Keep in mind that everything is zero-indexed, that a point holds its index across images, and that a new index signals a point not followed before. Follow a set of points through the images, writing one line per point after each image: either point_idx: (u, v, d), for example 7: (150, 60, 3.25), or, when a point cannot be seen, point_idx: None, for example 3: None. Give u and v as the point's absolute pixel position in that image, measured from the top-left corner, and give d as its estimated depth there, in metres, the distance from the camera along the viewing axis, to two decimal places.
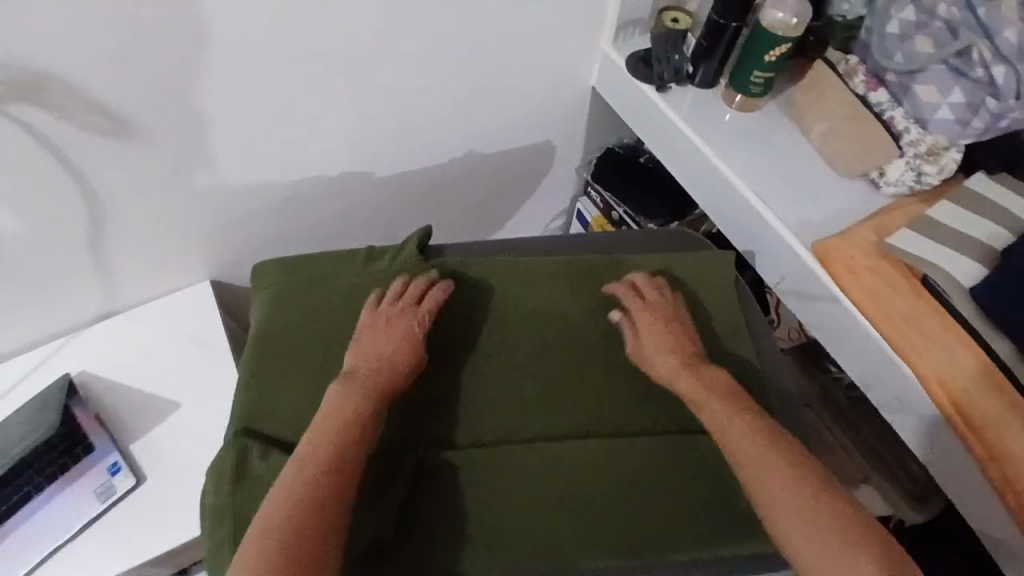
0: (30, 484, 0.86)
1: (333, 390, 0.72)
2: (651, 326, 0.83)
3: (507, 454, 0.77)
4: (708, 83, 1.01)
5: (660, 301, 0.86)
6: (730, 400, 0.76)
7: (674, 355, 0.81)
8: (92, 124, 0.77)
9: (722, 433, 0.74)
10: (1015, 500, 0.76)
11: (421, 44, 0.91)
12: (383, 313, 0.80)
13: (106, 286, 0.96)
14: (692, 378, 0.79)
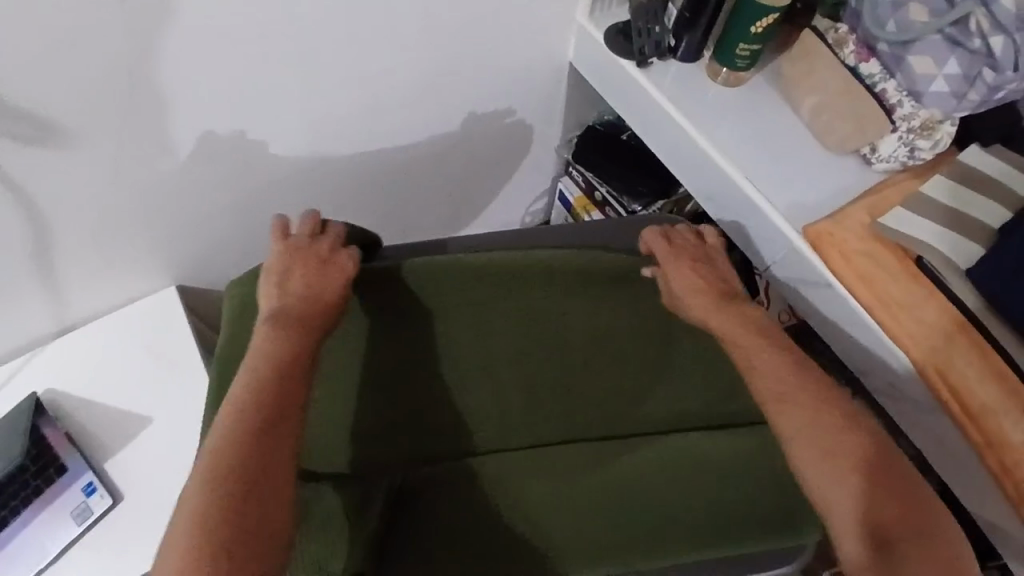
0: (6, 508, 0.84)
1: (257, 337, 0.69)
2: (681, 265, 0.83)
3: (497, 465, 0.76)
4: (690, 57, 0.96)
5: (688, 246, 0.86)
6: (761, 335, 0.78)
7: (706, 295, 0.81)
8: (27, 134, 0.72)
9: (750, 365, 0.76)
10: (1014, 487, 0.75)
11: (384, 26, 0.85)
12: (306, 249, 0.76)
13: (62, 298, 0.92)
14: (727, 316, 0.80)
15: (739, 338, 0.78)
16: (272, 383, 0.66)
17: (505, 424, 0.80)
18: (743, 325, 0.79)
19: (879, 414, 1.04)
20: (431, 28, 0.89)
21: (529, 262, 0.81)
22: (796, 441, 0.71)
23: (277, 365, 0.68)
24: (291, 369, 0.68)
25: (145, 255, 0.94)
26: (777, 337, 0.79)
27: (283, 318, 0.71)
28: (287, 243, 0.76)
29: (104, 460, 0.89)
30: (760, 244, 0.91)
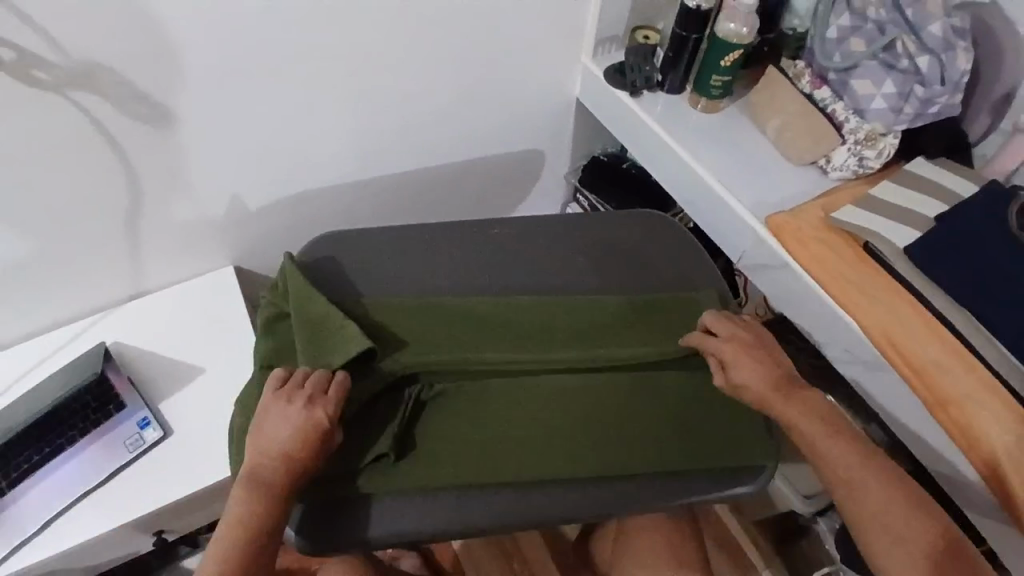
0: (65, 436, 0.96)
1: (238, 487, 0.74)
2: (743, 362, 0.85)
3: (496, 390, 0.85)
4: (675, 91, 1.14)
5: (743, 335, 0.87)
6: (826, 422, 0.81)
7: (764, 384, 0.83)
8: (138, 113, 0.90)
9: (817, 448, 0.80)
10: (947, 416, 0.85)
11: (426, 52, 1.05)
12: (279, 404, 0.77)
13: (137, 269, 1.07)
14: (789, 404, 0.82)
15: (806, 424, 0.81)
16: (247, 526, 0.73)
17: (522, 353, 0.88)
18: (810, 413, 0.82)
19: (855, 405, 1.13)
20: (461, 57, 1.09)
21: (542, 301, 0.92)
22: (865, 526, 0.76)
23: (255, 514, 0.73)
24: (263, 518, 0.73)
25: (210, 236, 1.10)
26: (844, 427, 0.82)
27: (256, 466, 0.75)
28: (275, 391, 0.79)
29: (159, 401, 1.01)
30: (731, 240, 1.04)
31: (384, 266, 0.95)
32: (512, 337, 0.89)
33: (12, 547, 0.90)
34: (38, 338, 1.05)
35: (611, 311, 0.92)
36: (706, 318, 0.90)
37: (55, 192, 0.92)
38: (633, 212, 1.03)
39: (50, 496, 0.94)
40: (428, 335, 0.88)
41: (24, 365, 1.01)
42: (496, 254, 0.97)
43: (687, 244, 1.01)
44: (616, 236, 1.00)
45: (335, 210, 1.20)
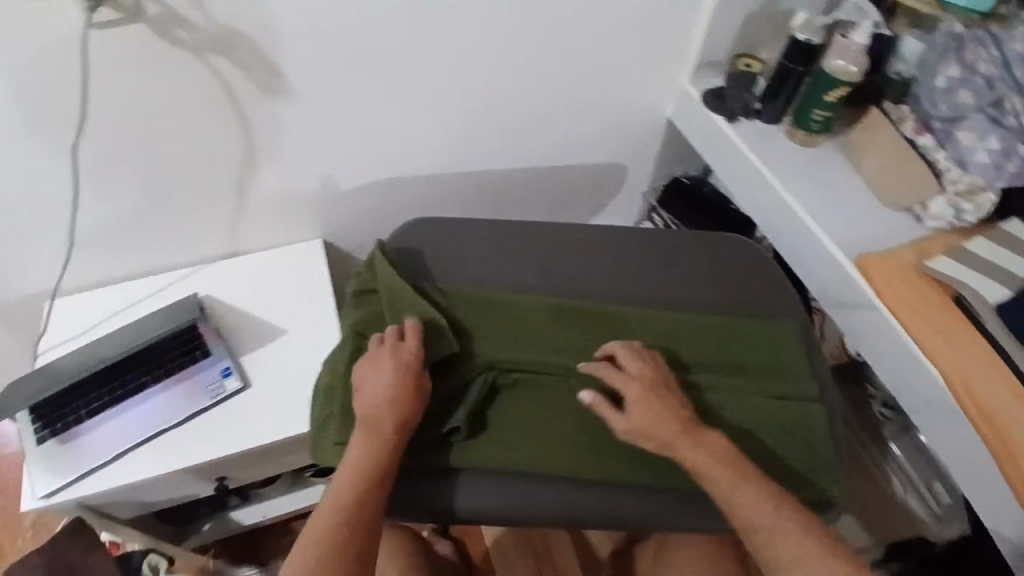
0: (150, 374, 1.01)
1: (359, 440, 0.79)
2: (646, 402, 0.82)
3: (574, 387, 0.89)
4: (772, 119, 1.14)
5: (648, 372, 0.85)
6: (734, 466, 0.78)
7: (667, 424, 0.80)
8: (261, 82, 0.95)
9: (730, 496, 0.77)
10: (1013, 471, 0.84)
11: (533, 56, 1.08)
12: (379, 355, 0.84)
13: (234, 229, 1.12)
14: (693, 447, 0.79)
15: (712, 469, 0.78)
16: (374, 465, 0.78)
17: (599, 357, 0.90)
18: (718, 457, 0.79)
19: (920, 459, 1.10)
20: (565, 66, 1.12)
21: (624, 312, 0.93)
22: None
23: (380, 460, 0.78)
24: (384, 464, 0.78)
25: (303, 207, 1.15)
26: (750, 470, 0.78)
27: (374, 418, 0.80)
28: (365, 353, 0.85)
29: (241, 353, 1.05)
30: (812, 271, 1.04)
31: (469, 256, 0.99)
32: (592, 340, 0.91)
33: (88, 470, 0.95)
34: (138, 279, 1.11)
35: (697, 328, 0.91)
36: (610, 346, 0.88)
37: (178, 145, 0.97)
38: (721, 234, 1.04)
39: (125, 429, 0.98)
40: (510, 327, 0.91)
41: (119, 304, 1.07)
42: (578, 258, 1.00)
43: (774, 274, 1.01)
44: (699, 255, 1.01)
45: (422, 197, 1.23)
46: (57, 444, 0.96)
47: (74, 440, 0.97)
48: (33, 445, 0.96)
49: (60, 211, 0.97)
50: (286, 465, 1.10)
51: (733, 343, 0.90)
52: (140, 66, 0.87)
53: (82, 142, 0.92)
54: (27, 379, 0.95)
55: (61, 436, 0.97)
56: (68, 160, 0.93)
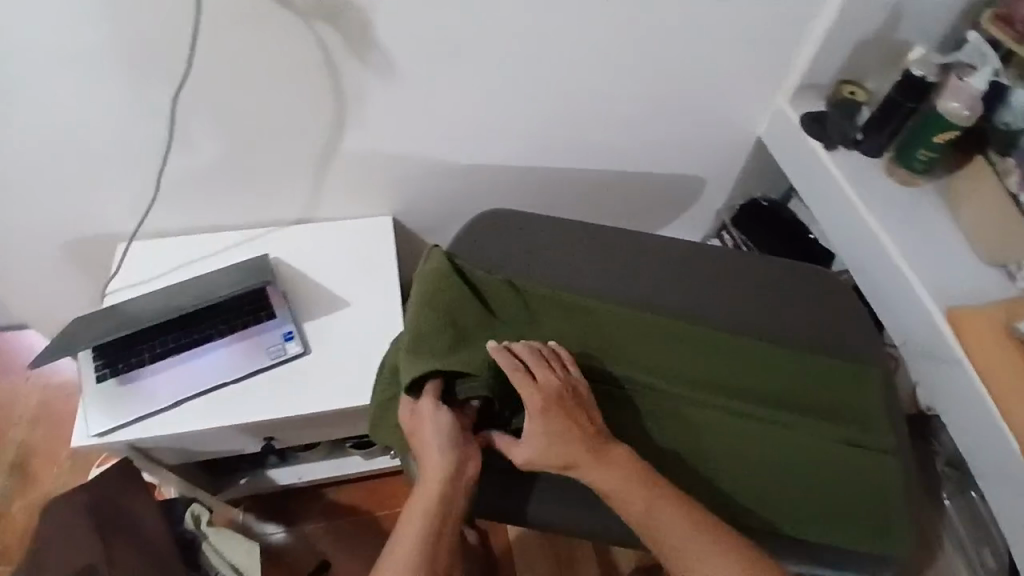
0: (216, 329, 1.02)
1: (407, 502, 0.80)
2: (548, 417, 0.80)
3: (644, 399, 0.87)
4: (873, 152, 1.10)
5: (553, 382, 0.81)
6: (643, 486, 0.78)
7: (569, 441, 0.79)
8: (364, 56, 0.94)
9: (645, 519, 0.77)
10: None
11: (634, 61, 1.06)
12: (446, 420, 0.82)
13: (314, 194, 1.13)
14: (600, 466, 0.79)
15: (620, 490, 0.78)
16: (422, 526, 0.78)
17: (671, 373, 0.89)
18: (623, 476, 0.78)
19: (977, 524, 1.07)
20: (665, 75, 1.09)
21: (696, 334, 0.92)
22: None
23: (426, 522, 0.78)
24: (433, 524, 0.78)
25: (381, 181, 1.15)
26: (660, 487, 0.78)
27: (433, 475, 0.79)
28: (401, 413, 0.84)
29: (304, 319, 1.05)
30: (899, 321, 1.04)
31: (547, 256, 1.00)
32: (663, 357, 0.90)
33: (143, 415, 0.95)
34: (213, 233, 1.13)
35: (766, 360, 0.91)
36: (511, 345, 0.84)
37: (272, 106, 0.97)
38: (801, 267, 1.02)
39: (185, 378, 0.98)
40: (581, 333, 0.91)
41: (193, 254, 1.10)
42: (657, 272, 0.99)
43: (856, 316, 0.98)
44: (778, 285, 1.00)
45: (498, 186, 1.23)
46: (116, 384, 0.96)
47: (133, 383, 0.97)
48: (92, 382, 0.96)
49: (154, 153, 1.00)
50: (329, 435, 1.09)
51: (808, 384, 0.89)
52: (250, 26, 0.87)
53: (184, 90, 0.93)
54: (99, 314, 0.98)
55: (121, 377, 0.97)
56: (168, 106, 0.94)
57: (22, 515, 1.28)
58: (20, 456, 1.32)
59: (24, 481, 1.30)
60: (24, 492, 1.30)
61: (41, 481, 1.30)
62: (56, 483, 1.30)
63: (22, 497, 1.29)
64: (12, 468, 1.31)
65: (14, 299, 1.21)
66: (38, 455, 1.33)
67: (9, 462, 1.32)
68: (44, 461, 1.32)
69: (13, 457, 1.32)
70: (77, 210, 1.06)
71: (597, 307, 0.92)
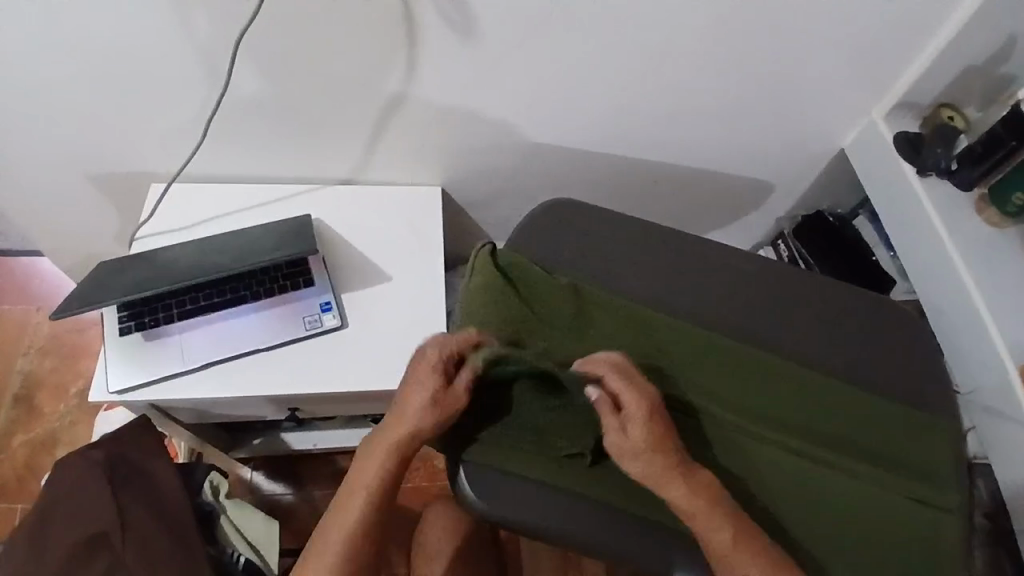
0: (250, 291, 0.95)
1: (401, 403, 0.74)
2: (652, 423, 0.72)
3: (715, 435, 0.81)
4: (964, 186, 1.03)
5: (652, 392, 0.75)
6: (728, 515, 0.71)
7: (666, 454, 0.72)
8: (446, 14, 0.86)
9: (727, 551, 0.70)
10: None
11: (730, 54, 0.97)
12: (414, 417, 0.73)
13: (364, 154, 1.06)
14: (688, 486, 0.71)
15: (705, 514, 0.71)
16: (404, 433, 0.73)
17: (736, 406, 0.82)
18: (712, 500, 0.71)
19: None
20: (758, 73, 1.01)
21: (769, 366, 0.85)
22: None
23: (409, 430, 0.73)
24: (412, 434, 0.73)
25: (436, 150, 1.08)
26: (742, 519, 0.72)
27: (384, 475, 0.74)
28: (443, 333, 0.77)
29: (342, 290, 0.99)
30: (973, 371, 0.98)
31: (618, 259, 0.93)
32: (733, 387, 0.83)
33: (165, 375, 0.89)
34: (253, 187, 1.08)
35: (843, 406, 0.84)
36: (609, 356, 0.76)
37: (338, 55, 0.90)
38: (881, 300, 0.95)
39: (215, 340, 0.92)
40: (646, 353, 0.84)
41: (232, 205, 1.05)
42: (722, 288, 0.93)
43: (934, 362, 0.91)
44: (856, 319, 0.92)
45: (556, 168, 1.16)
46: (141, 338, 0.91)
47: (159, 340, 0.91)
48: (115, 334, 0.90)
49: (209, 97, 0.94)
50: (354, 411, 1.04)
51: (872, 431, 0.83)
52: None
53: (249, 33, 0.85)
54: (129, 262, 0.93)
55: (146, 332, 0.91)
56: (229, 48, 0.87)
57: (24, 449, 1.24)
58: (26, 386, 1.28)
59: (28, 414, 1.27)
60: (27, 425, 1.26)
61: (45, 415, 1.27)
62: (60, 419, 1.26)
63: (24, 430, 1.25)
64: (17, 400, 1.27)
65: (35, 227, 1.15)
66: (44, 387, 1.29)
67: (14, 392, 1.28)
68: (50, 393, 1.28)
69: (18, 387, 1.28)
70: (114, 144, 1.00)
71: (666, 326, 0.86)
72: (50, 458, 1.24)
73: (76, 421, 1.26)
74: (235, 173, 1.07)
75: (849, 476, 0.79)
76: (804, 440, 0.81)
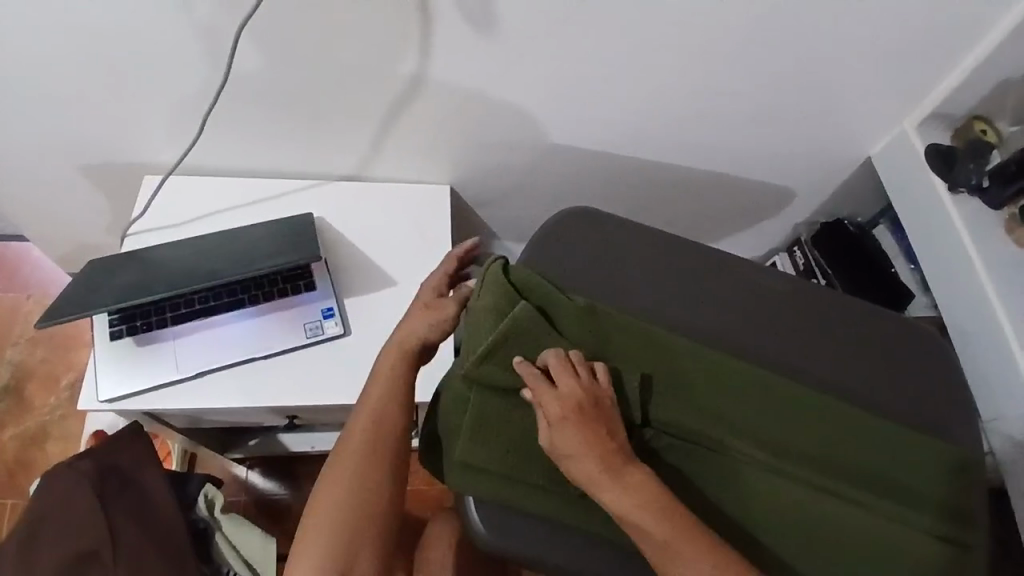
0: (249, 294, 0.91)
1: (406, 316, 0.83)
2: (571, 428, 0.68)
3: (737, 469, 0.77)
4: (993, 205, 0.98)
5: (576, 392, 0.70)
6: (665, 523, 0.66)
7: (589, 459, 0.68)
8: (465, 6, 0.80)
9: (663, 557, 0.66)
10: None
11: (761, 58, 0.92)
12: (413, 323, 0.82)
13: (371, 150, 1.01)
14: (613, 492, 0.67)
15: (637, 521, 0.66)
16: (407, 339, 0.80)
17: (758, 437, 0.79)
18: (646, 506, 0.66)
19: None
20: (787, 80, 0.96)
21: (795, 395, 0.82)
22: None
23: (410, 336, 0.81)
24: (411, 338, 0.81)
25: (446, 147, 1.03)
26: (681, 521, 0.66)
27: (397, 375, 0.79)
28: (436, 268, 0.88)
29: (346, 294, 0.95)
30: (997, 399, 0.95)
31: (637, 273, 0.89)
32: (756, 417, 0.80)
33: (158, 383, 0.85)
34: (254, 181, 1.02)
35: (870, 440, 0.80)
36: (544, 355, 0.74)
37: (346, 46, 0.84)
38: (910, 324, 0.91)
39: (210, 347, 0.88)
40: (670, 378, 0.80)
41: (231, 201, 1.00)
42: (742, 307, 0.89)
43: (960, 390, 0.88)
44: (880, 342, 0.89)
45: (570, 169, 1.11)
46: (134, 343, 0.87)
47: (152, 345, 0.87)
48: (106, 339, 0.86)
49: (208, 87, 0.88)
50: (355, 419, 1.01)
51: (895, 463, 0.80)
52: None
53: (252, 22, 0.79)
54: (121, 262, 0.88)
55: (139, 337, 0.87)
56: (232, 37, 0.81)
57: (14, 442, 1.21)
58: (16, 377, 1.25)
59: (17, 406, 1.24)
60: (17, 417, 1.23)
61: (36, 407, 1.24)
62: (51, 412, 1.24)
63: (15, 423, 1.22)
64: (6, 391, 1.24)
65: (23, 217, 1.11)
66: (34, 378, 1.25)
67: (3, 383, 1.25)
68: (40, 385, 1.25)
69: (8, 378, 1.25)
70: (106, 134, 0.95)
71: (688, 351, 0.82)
72: (41, 452, 1.21)
73: (68, 415, 1.23)
74: (234, 166, 1.02)
75: (872, 513, 0.77)
76: (826, 475, 0.78)
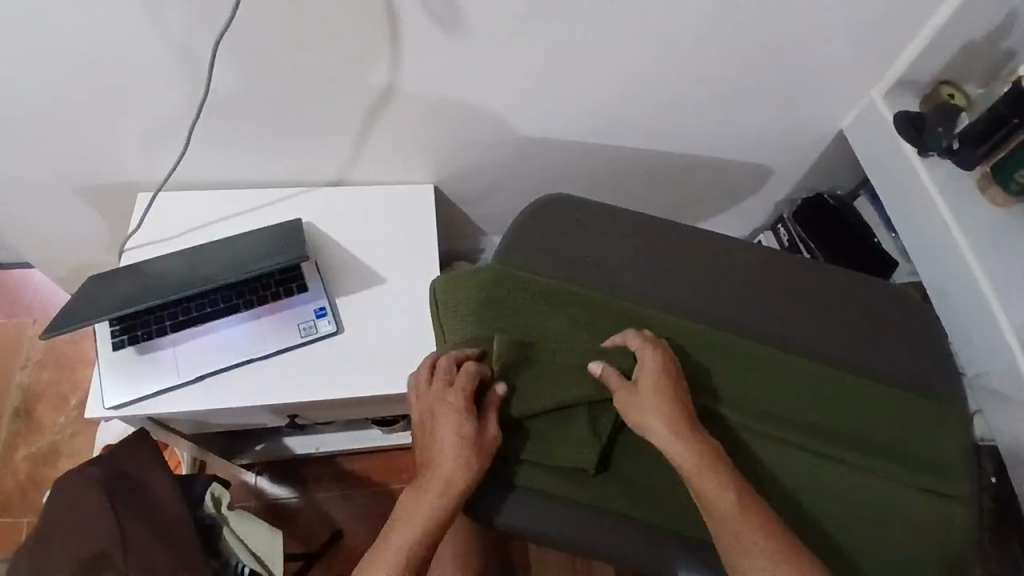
0: (243, 300, 0.94)
1: (440, 457, 0.73)
2: (666, 385, 0.75)
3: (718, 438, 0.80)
4: (966, 166, 0.97)
5: (673, 361, 0.78)
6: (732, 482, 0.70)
7: (676, 418, 0.73)
8: (432, 8, 0.83)
9: (730, 518, 0.69)
10: None
11: (725, 38, 0.94)
12: (449, 462, 0.73)
13: (352, 154, 1.04)
14: (691, 450, 0.72)
15: (706, 477, 0.70)
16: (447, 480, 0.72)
17: (739, 405, 0.81)
18: (717, 464, 0.71)
19: None
20: (751, 60, 0.99)
21: (775, 363, 0.83)
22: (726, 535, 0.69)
23: (452, 476, 0.72)
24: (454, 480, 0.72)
25: (425, 147, 1.06)
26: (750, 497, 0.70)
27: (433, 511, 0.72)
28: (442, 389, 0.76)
29: (337, 294, 0.98)
30: (981, 360, 0.97)
31: (616, 255, 0.92)
32: (737, 385, 0.82)
33: (160, 389, 0.89)
34: (243, 192, 1.06)
35: (849, 401, 0.82)
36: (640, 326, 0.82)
37: (320, 54, 0.87)
38: (886, 287, 0.93)
39: (208, 352, 0.91)
40: None
41: (222, 212, 1.04)
42: (721, 281, 0.91)
43: (942, 351, 0.89)
44: (859, 308, 0.91)
45: (550, 161, 1.14)
46: (135, 353, 0.90)
47: (153, 354, 0.90)
48: (108, 350, 0.90)
49: (192, 103, 0.92)
50: (353, 414, 1.03)
51: (878, 424, 0.81)
52: None
53: (229, 37, 0.83)
54: (120, 276, 0.92)
55: (140, 346, 0.90)
56: (210, 50, 0.84)
57: (27, 461, 1.25)
58: (26, 399, 1.29)
59: (28, 427, 1.27)
60: (29, 437, 1.27)
61: (47, 428, 1.27)
62: (61, 431, 1.27)
63: (26, 444, 1.26)
64: (16, 414, 1.28)
65: (24, 240, 1.15)
66: (43, 399, 1.29)
67: (14, 406, 1.28)
68: (50, 406, 1.29)
69: (17, 400, 1.29)
70: (97, 153, 0.98)
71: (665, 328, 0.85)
72: (54, 471, 1.25)
73: (77, 433, 1.27)
74: (222, 178, 1.06)
75: (855, 471, 0.78)
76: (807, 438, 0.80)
